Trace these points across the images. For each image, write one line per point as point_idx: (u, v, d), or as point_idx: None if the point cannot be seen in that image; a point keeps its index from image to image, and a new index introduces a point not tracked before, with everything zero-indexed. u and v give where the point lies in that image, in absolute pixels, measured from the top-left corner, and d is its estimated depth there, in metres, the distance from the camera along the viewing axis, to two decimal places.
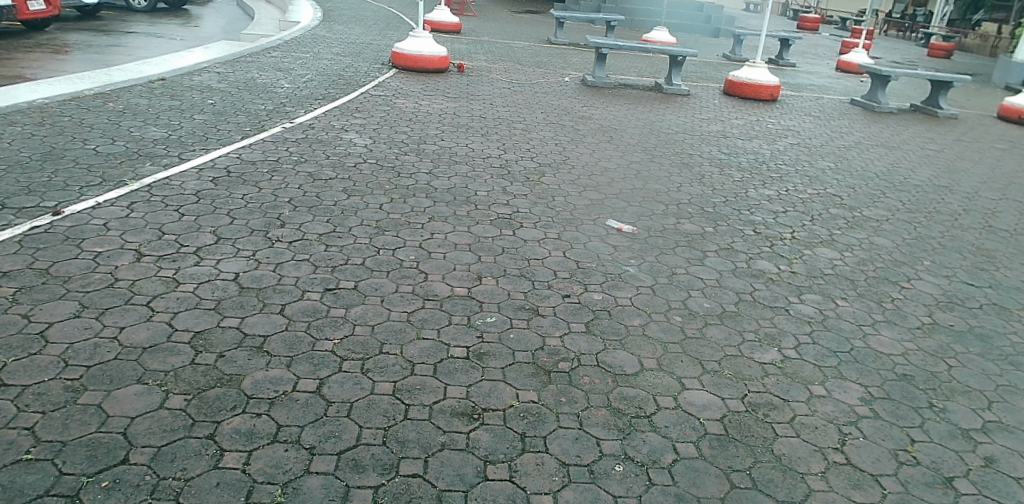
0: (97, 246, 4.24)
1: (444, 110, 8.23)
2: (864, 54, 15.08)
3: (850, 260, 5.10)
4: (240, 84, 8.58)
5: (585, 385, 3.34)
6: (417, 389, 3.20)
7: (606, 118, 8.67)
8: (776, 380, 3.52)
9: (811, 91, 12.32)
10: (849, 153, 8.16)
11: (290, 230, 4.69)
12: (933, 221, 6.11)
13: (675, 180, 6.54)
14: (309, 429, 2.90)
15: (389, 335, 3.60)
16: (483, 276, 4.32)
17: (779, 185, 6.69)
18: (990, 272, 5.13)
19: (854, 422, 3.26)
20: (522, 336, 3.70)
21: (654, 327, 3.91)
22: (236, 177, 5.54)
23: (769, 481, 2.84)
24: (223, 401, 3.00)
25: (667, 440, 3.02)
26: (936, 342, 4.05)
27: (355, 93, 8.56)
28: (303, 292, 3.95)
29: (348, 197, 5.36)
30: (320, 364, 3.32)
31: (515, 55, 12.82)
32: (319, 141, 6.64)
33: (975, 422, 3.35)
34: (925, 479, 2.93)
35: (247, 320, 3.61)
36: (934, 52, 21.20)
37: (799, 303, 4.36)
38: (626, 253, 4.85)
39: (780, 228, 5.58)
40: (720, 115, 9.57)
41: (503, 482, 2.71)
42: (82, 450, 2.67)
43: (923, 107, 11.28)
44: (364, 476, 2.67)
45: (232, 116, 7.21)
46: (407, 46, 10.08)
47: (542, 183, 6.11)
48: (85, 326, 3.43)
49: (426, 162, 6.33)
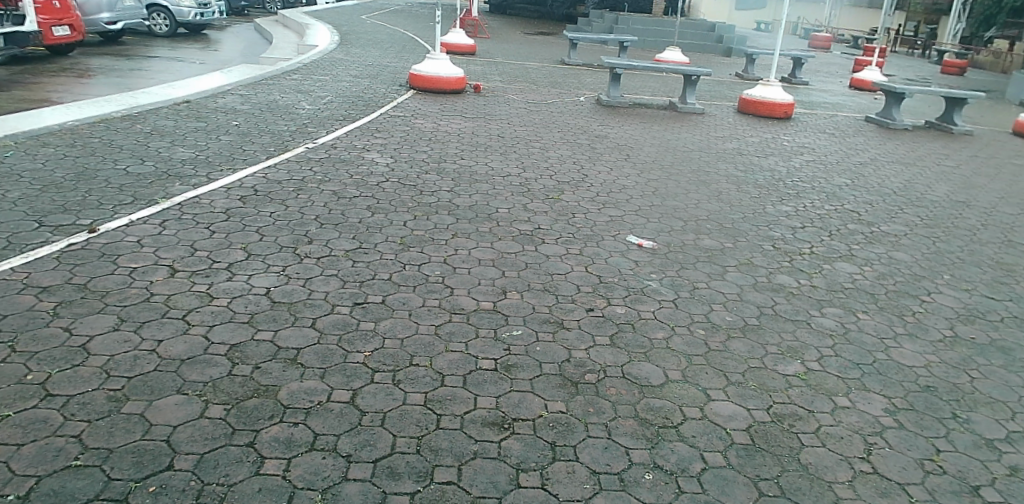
0: (132, 262, 4.37)
1: (463, 130, 8.38)
2: (877, 72, 15.14)
3: (870, 274, 5.14)
4: (261, 106, 8.76)
5: (612, 396, 3.40)
6: (448, 400, 3.27)
7: (622, 137, 8.78)
8: (800, 391, 3.56)
9: (825, 108, 12.41)
10: (865, 170, 8.21)
11: (318, 247, 4.80)
12: (952, 236, 6.13)
13: (693, 197, 6.61)
14: (345, 438, 2.97)
15: (419, 348, 3.68)
16: (508, 290, 4.41)
17: (796, 202, 6.75)
18: (1011, 286, 5.15)
19: (879, 432, 3.29)
20: (548, 349, 3.77)
21: (678, 340, 3.96)
22: (263, 195, 5.68)
23: (797, 488, 2.88)
24: (261, 411, 3.09)
25: (695, 449, 3.07)
26: (959, 355, 4.07)
27: (374, 114, 8.73)
28: (333, 306, 4.05)
29: (372, 214, 5.48)
30: (353, 376, 3.40)
31: (530, 76, 13.02)
32: (342, 160, 6.78)
33: (1000, 433, 3.37)
34: (953, 488, 2.96)
35: (280, 334, 3.70)
36: (948, 69, 21.38)
37: (820, 316, 4.40)
38: (647, 268, 4.93)
39: (800, 243, 5.65)
40: (735, 133, 9.66)
41: (535, 489, 2.77)
42: (129, 457, 2.76)
43: (938, 124, 11.33)
44: (400, 483, 2.74)
45: (256, 136, 7.38)
46: (425, 68, 10.27)
47: (561, 200, 6.21)
48: (124, 340, 3.53)
49: (447, 181, 6.43)
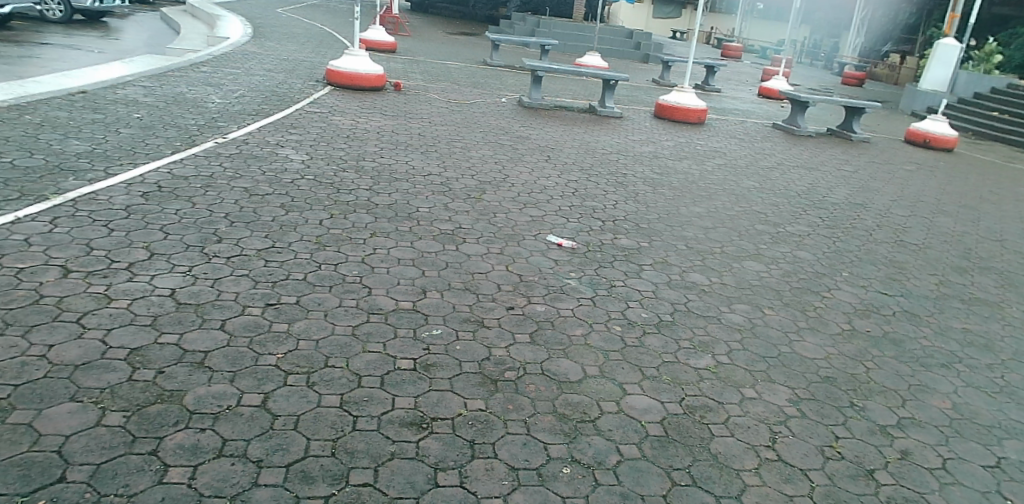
0: (19, 262, 4.07)
1: (382, 128, 8.26)
2: (784, 81, 15.94)
3: (776, 272, 5.40)
4: (167, 98, 8.35)
5: (531, 393, 3.42)
6: (365, 401, 3.20)
7: (543, 138, 8.88)
8: (711, 384, 3.69)
9: (735, 115, 12.96)
10: (772, 173, 8.62)
11: (227, 246, 4.61)
12: (850, 236, 6.53)
13: (612, 198, 6.75)
14: (255, 442, 2.86)
15: (334, 349, 3.59)
16: (427, 290, 4.37)
17: (708, 203, 7.01)
18: (901, 283, 5.53)
19: (784, 421, 3.45)
20: (468, 348, 3.75)
21: (595, 337, 4.04)
22: (168, 192, 5.41)
23: (708, 477, 2.98)
24: (164, 417, 2.93)
25: (611, 442, 3.13)
26: (855, 347, 4.34)
27: (289, 110, 8.48)
28: (244, 307, 3.89)
29: (287, 212, 5.32)
30: (265, 378, 3.28)
31: (452, 75, 12.98)
32: (254, 156, 6.54)
33: (891, 419, 3.61)
34: (849, 472, 3.14)
35: (186, 337, 3.53)
36: (847, 80, 22.76)
37: (730, 312, 4.59)
38: (567, 266, 4.99)
39: (711, 243, 5.86)
40: (651, 136, 9.95)
41: (454, 488, 2.75)
42: (13, 471, 2.56)
43: (838, 131, 12.04)
44: (314, 487, 2.66)
45: (161, 130, 7.02)
46: (343, 64, 10.06)
47: (483, 200, 6.21)
48: (9, 345, 3.28)
49: (366, 179, 6.32)
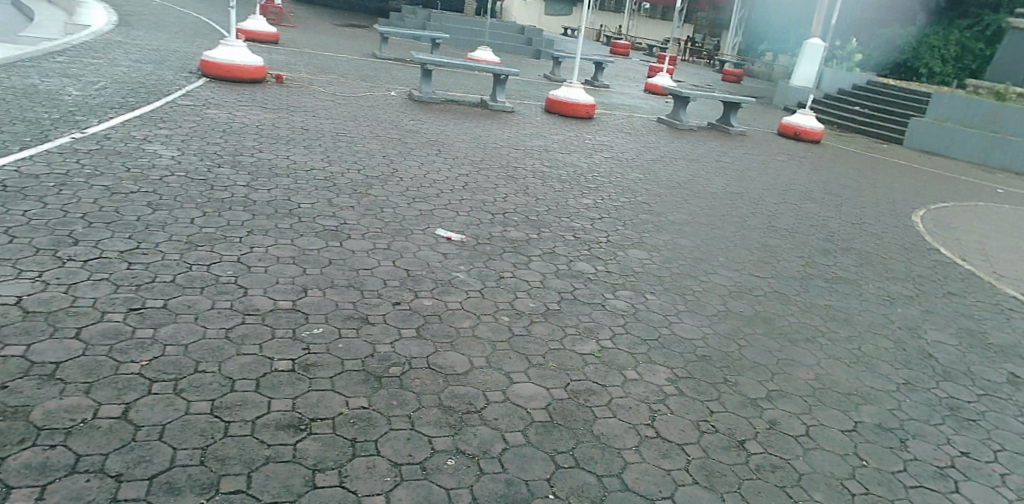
0: None
1: (263, 122, 7.92)
2: (667, 77, 16.62)
3: (658, 259, 5.62)
4: (16, 90, 7.64)
5: (416, 387, 3.38)
6: (239, 405, 3.06)
7: (433, 132, 8.81)
8: (594, 368, 3.79)
9: (622, 109, 13.39)
10: (656, 165, 8.97)
11: (84, 249, 4.27)
12: (726, 223, 6.89)
13: (501, 191, 6.80)
14: (115, 456, 2.66)
15: (206, 353, 3.40)
16: (309, 288, 4.22)
17: (595, 195, 7.19)
18: (772, 265, 5.89)
19: (663, 399, 3.60)
20: (351, 345, 3.66)
21: (482, 328, 4.04)
22: (14, 192, 4.94)
23: (590, 458, 3.06)
24: (7, 436, 2.68)
25: (496, 431, 3.14)
26: (729, 326, 4.58)
27: (159, 103, 7.97)
28: (103, 314, 3.61)
29: (153, 211, 4.99)
30: (126, 388, 3.06)
31: (339, 68, 12.63)
32: (117, 152, 6.10)
33: (761, 391, 3.83)
34: (722, 443, 3.32)
35: (34, 348, 3.24)
36: (727, 77, 24.03)
37: (614, 299, 4.73)
38: (455, 259, 4.97)
39: (598, 233, 6.02)
40: (541, 130, 10.10)
41: (334, 488, 2.67)
42: None
43: (717, 125, 12.68)
44: (180, 499, 2.51)
45: (7, 125, 6.41)
46: (218, 55, 9.57)
47: (369, 195, 6.09)
48: None
49: (244, 175, 6.04)
